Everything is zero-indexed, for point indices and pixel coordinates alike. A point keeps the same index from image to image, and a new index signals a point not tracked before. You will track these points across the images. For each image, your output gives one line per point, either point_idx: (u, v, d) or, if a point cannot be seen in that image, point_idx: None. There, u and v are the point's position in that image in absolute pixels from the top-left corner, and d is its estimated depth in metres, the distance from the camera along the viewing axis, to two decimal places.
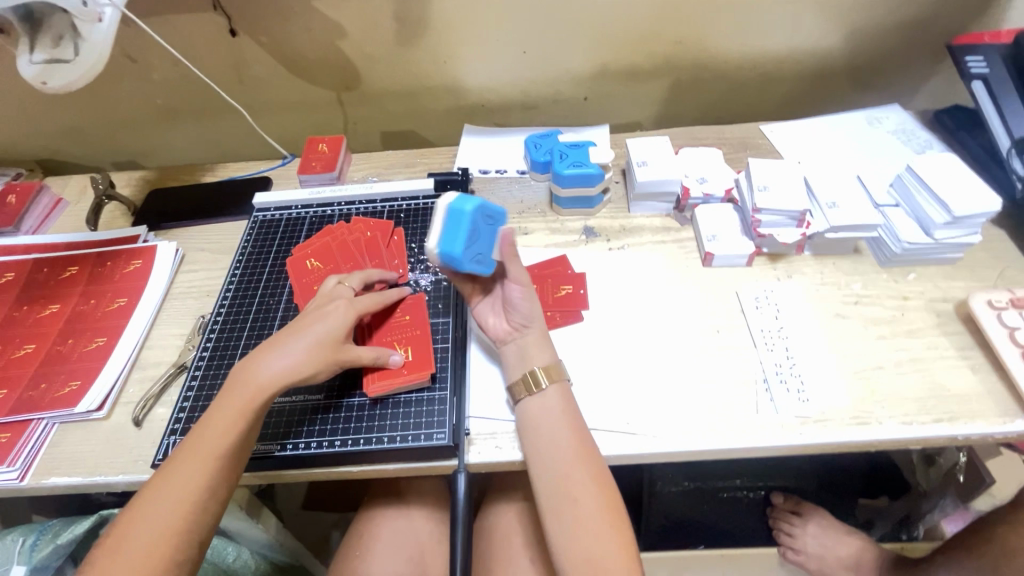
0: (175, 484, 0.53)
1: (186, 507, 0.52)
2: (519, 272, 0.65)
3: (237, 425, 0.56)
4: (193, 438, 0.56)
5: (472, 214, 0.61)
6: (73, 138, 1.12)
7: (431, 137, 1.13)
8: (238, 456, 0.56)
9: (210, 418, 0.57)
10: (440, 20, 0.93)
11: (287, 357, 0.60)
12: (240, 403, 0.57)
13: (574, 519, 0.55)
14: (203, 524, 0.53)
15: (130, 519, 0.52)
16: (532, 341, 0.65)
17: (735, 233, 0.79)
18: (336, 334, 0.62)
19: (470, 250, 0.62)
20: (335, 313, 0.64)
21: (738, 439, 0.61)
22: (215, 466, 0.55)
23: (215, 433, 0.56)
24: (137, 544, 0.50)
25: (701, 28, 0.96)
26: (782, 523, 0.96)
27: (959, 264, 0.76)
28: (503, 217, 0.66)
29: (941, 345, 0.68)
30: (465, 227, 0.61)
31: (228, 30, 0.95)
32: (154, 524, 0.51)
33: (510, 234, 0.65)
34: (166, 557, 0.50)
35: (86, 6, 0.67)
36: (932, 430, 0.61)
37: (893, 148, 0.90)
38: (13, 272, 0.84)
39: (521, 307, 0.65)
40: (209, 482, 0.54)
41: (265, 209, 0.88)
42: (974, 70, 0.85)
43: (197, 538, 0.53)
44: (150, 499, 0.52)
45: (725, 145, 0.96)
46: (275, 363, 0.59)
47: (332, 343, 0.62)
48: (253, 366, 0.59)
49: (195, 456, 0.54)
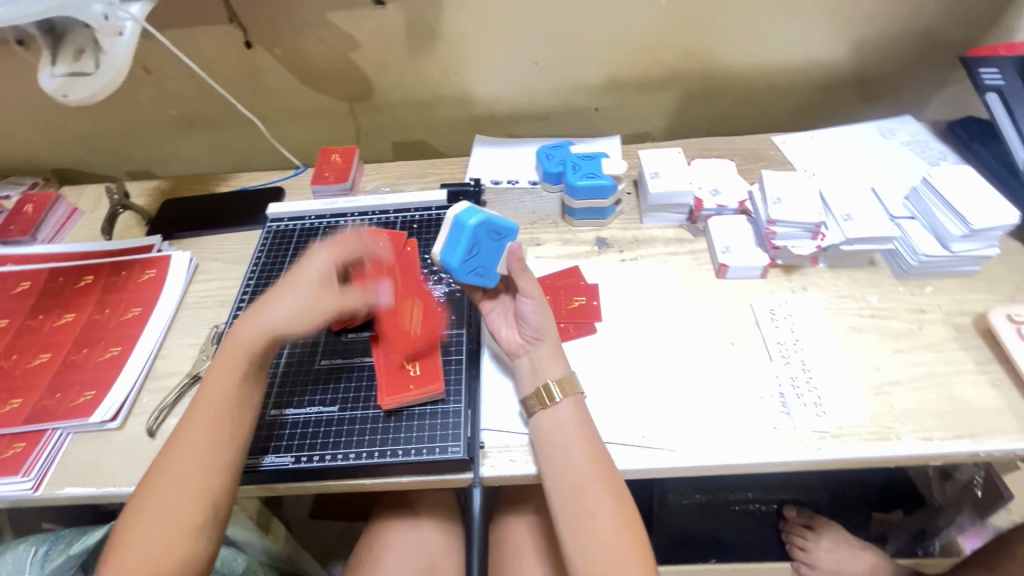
0: (183, 448, 0.54)
1: (197, 466, 0.53)
2: (530, 286, 0.65)
3: (234, 381, 0.57)
4: (194, 403, 0.57)
5: (473, 228, 0.63)
6: (88, 147, 1.13)
7: (442, 147, 1.14)
8: (240, 408, 0.57)
9: (207, 382, 0.58)
10: (453, 32, 0.94)
11: (278, 311, 0.59)
12: (230, 358, 0.58)
13: (589, 533, 0.54)
14: (220, 480, 0.53)
15: (146, 491, 0.52)
16: (545, 354, 0.64)
17: (749, 245, 0.79)
18: (319, 283, 0.61)
19: (468, 261, 0.64)
20: (315, 263, 0.62)
21: (755, 453, 0.61)
22: (217, 422, 0.55)
23: (215, 391, 0.57)
24: (156, 510, 0.51)
25: (713, 39, 0.96)
26: (796, 538, 0.95)
27: (975, 277, 0.76)
28: (512, 232, 0.65)
29: (960, 359, 0.67)
30: (465, 240, 0.63)
31: (243, 42, 0.96)
32: (168, 489, 0.52)
33: (519, 250, 0.65)
34: (187, 517, 0.51)
35: (108, 20, 0.68)
36: (952, 446, 0.60)
37: (907, 160, 0.90)
38: (29, 281, 0.84)
39: (532, 321, 0.65)
40: (214, 439, 0.54)
41: (278, 219, 0.89)
42: (989, 82, 0.84)
43: (217, 495, 0.53)
44: (161, 467, 0.53)
45: (737, 156, 0.96)
46: (266, 319, 0.59)
47: (316, 292, 0.61)
48: (240, 326, 0.60)
49: (198, 417, 0.55)
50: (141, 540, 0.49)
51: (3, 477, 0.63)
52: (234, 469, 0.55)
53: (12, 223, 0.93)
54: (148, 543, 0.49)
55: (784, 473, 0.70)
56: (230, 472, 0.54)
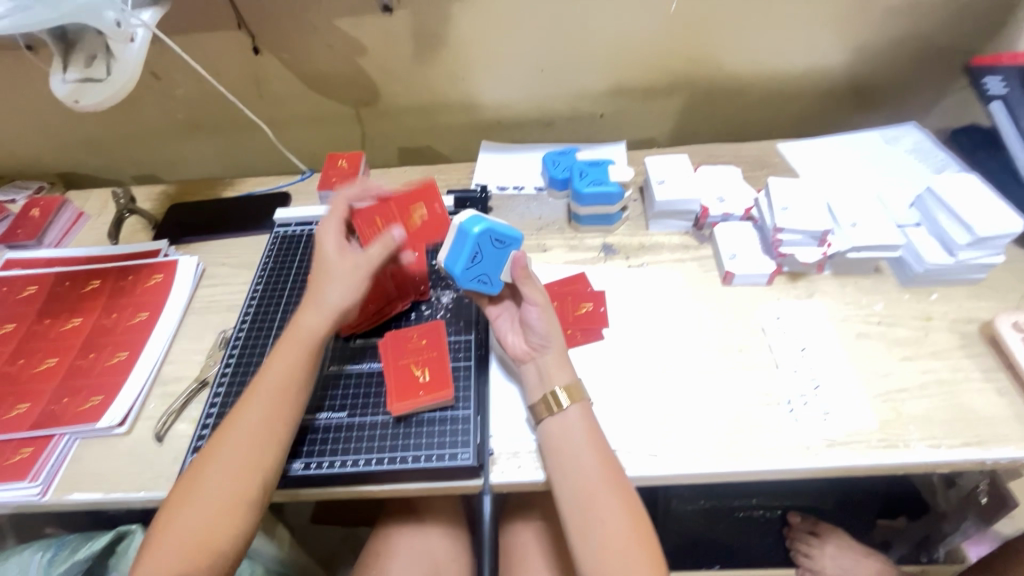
0: (243, 423, 0.57)
1: (254, 442, 0.56)
2: (534, 292, 0.65)
3: (295, 366, 0.60)
4: (256, 382, 0.60)
5: (475, 236, 0.63)
6: (94, 151, 1.13)
7: (447, 153, 1.14)
8: (299, 391, 0.60)
9: (271, 362, 0.61)
10: (460, 39, 0.95)
11: (332, 294, 0.62)
12: (295, 341, 0.61)
13: (600, 541, 0.54)
14: (272, 457, 0.56)
15: (203, 461, 0.55)
16: (552, 361, 0.64)
17: (755, 252, 0.79)
18: (337, 254, 0.65)
19: (471, 268, 0.65)
20: (326, 241, 0.66)
21: (765, 460, 0.61)
22: (276, 403, 0.58)
23: (276, 373, 0.60)
24: (213, 479, 0.54)
25: (718, 47, 0.97)
26: (800, 544, 0.95)
27: (980, 284, 0.76)
28: (516, 240, 0.64)
29: (966, 367, 0.68)
30: (467, 248, 0.63)
31: (251, 48, 0.96)
32: (227, 461, 0.55)
33: (522, 259, 0.65)
34: (235, 502, 0.53)
35: (121, 27, 0.69)
36: (960, 454, 0.60)
37: (911, 167, 0.91)
38: (35, 285, 0.84)
39: (537, 328, 0.64)
40: (271, 418, 0.57)
41: (285, 225, 0.89)
42: (992, 91, 0.85)
43: (268, 471, 0.55)
44: (221, 440, 0.56)
45: (741, 163, 0.96)
46: (317, 300, 0.63)
47: (339, 261, 0.64)
48: (300, 312, 0.63)
49: (259, 395, 0.58)
50: (193, 505, 0.53)
51: (9, 482, 0.63)
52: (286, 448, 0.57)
53: (18, 228, 0.93)
54: (200, 510, 0.52)
55: (792, 480, 0.70)
56: (283, 451, 0.57)
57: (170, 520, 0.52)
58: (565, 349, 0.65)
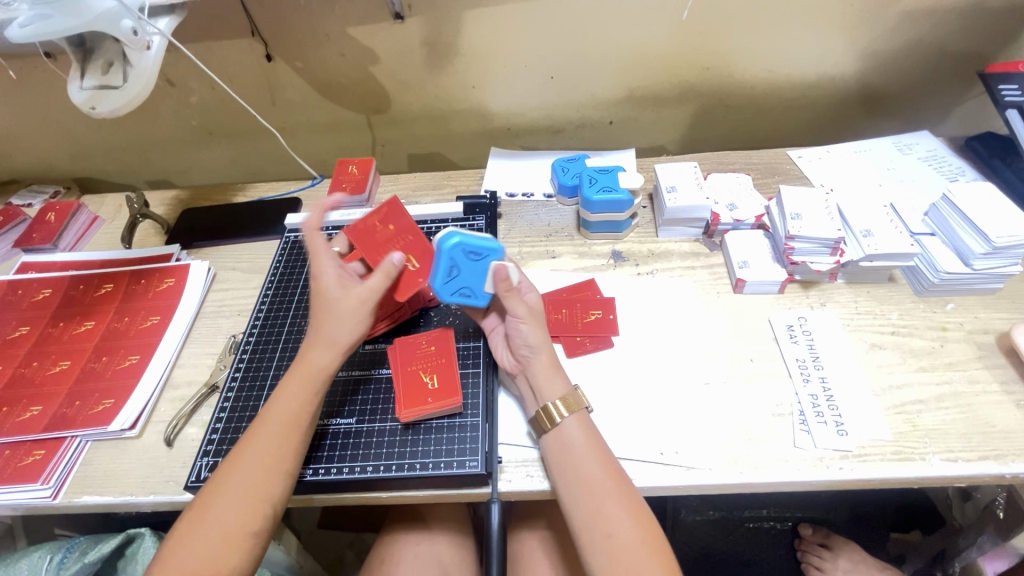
0: (253, 455, 0.56)
1: (265, 474, 0.55)
2: (517, 305, 0.64)
3: (305, 400, 0.59)
4: (264, 415, 0.59)
5: (449, 249, 0.63)
6: (111, 156, 1.15)
7: (456, 159, 1.15)
8: (308, 426, 0.59)
9: (278, 395, 0.60)
10: (470, 47, 0.95)
11: (338, 330, 0.62)
12: (304, 377, 0.60)
13: (611, 552, 0.53)
14: (282, 490, 0.56)
15: (213, 490, 0.54)
16: (540, 375, 0.63)
17: (767, 260, 0.78)
18: (338, 290, 0.64)
19: (451, 282, 0.65)
20: (324, 277, 0.65)
21: (776, 471, 0.60)
22: (287, 437, 0.57)
23: (284, 407, 0.59)
24: (222, 509, 0.53)
25: (730, 56, 0.97)
26: (812, 556, 0.93)
27: (997, 294, 0.75)
28: (494, 251, 0.64)
29: (983, 379, 0.66)
30: (443, 263, 0.64)
31: (265, 56, 0.97)
32: (238, 493, 0.54)
33: (502, 269, 0.64)
34: (244, 528, 0.53)
35: (137, 35, 0.71)
36: (978, 468, 0.59)
37: (925, 175, 0.90)
38: (50, 289, 0.85)
39: (523, 342, 0.64)
40: (282, 452, 0.57)
41: (296, 230, 0.90)
42: (1009, 98, 0.84)
43: (277, 502, 0.55)
44: (231, 469, 0.55)
45: (753, 170, 0.96)
46: (323, 336, 0.62)
47: (343, 297, 0.63)
48: (307, 347, 0.62)
49: (269, 427, 0.58)
50: (201, 535, 0.52)
51: (23, 484, 0.64)
52: (293, 479, 0.57)
53: (34, 232, 0.95)
54: (208, 540, 0.52)
55: (803, 492, 0.69)
56: (291, 481, 0.57)
57: (179, 547, 0.52)
58: (553, 359, 0.64)
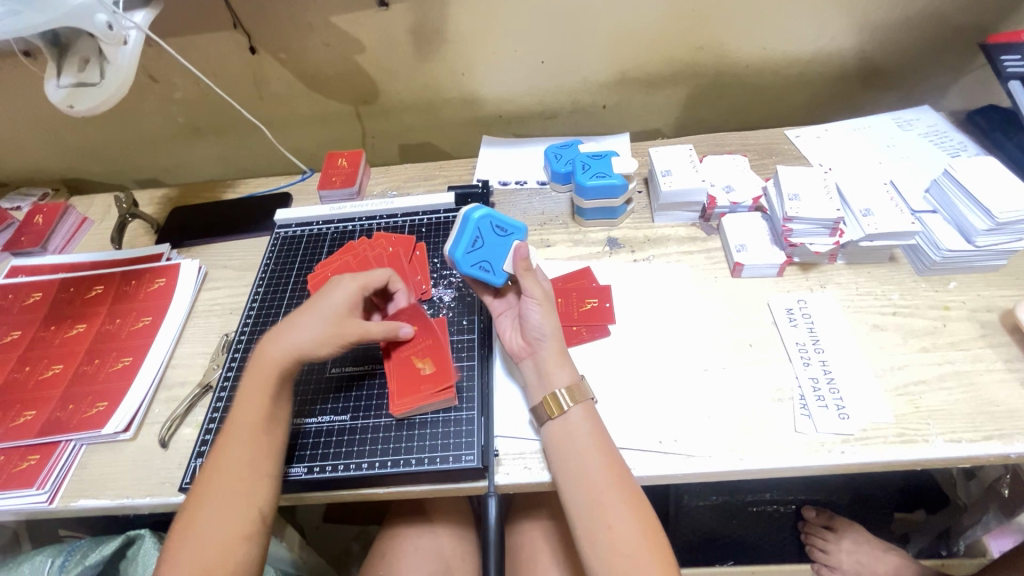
0: (230, 461, 0.55)
1: (245, 478, 0.54)
2: (532, 286, 0.64)
3: (268, 401, 0.58)
4: (231, 421, 0.58)
5: (477, 220, 0.66)
6: (99, 156, 1.14)
7: (447, 149, 1.14)
8: (276, 427, 0.58)
9: (240, 400, 0.58)
10: (456, 32, 0.93)
11: (305, 338, 0.61)
12: (265, 379, 0.59)
13: (610, 544, 0.52)
14: (267, 491, 0.55)
15: (197, 503, 0.54)
16: (549, 361, 0.62)
17: (764, 242, 0.77)
18: (345, 309, 0.63)
19: (472, 253, 0.65)
20: (340, 288, 0.64)
21: (775, 456, 0.59)
22: (257, 440, 0.56)
23: (250, 410, 0.58)
24: (209, 522, 0.52)
25: (723, 34, 0.94)
26: (816, 539, 0.92)
27: (1000, 271, 0.74)
28: (519, 231, 0.67)
29: (987, 358, 0.65)
30: (469, 232, 0.66)
31: (249, 48, 0.95)
32: (223, 499, 0.53)
33: (524, 248, 0.64)
34: (236, 535, 0.52)
35: (113, 30, 0.69)
36: (983, 448, 0.58)
37: (925, 152, 0.88)
38: (40, 292, 0.84)
39: (535, 324, 0.63)
40: (257, 456, 0.56)
41: (286, 226, 0.88)
42: (1011, 68, 0.82)
43: (265, 503, 0.55)
44: (211, 477, 0.54)
45: (749, 151, 0.94)
46: (295, 342, 0.60)
47: (339, 319, 0.62)
48: (266, 345, 0.61)
49: (241, 433, 0.57)
50: (191, 549, 0.51)
51: (18, 490, 0.63)
52: (277, 478, 0.57)
53: (23, 235, 0.94)
54: (201, 552, 0.51)
55: (803, 476, 0.68)
56: (274, 481, 0.56)
57: (177, 559, 0.51)
58: (563, 347, 0.63)
